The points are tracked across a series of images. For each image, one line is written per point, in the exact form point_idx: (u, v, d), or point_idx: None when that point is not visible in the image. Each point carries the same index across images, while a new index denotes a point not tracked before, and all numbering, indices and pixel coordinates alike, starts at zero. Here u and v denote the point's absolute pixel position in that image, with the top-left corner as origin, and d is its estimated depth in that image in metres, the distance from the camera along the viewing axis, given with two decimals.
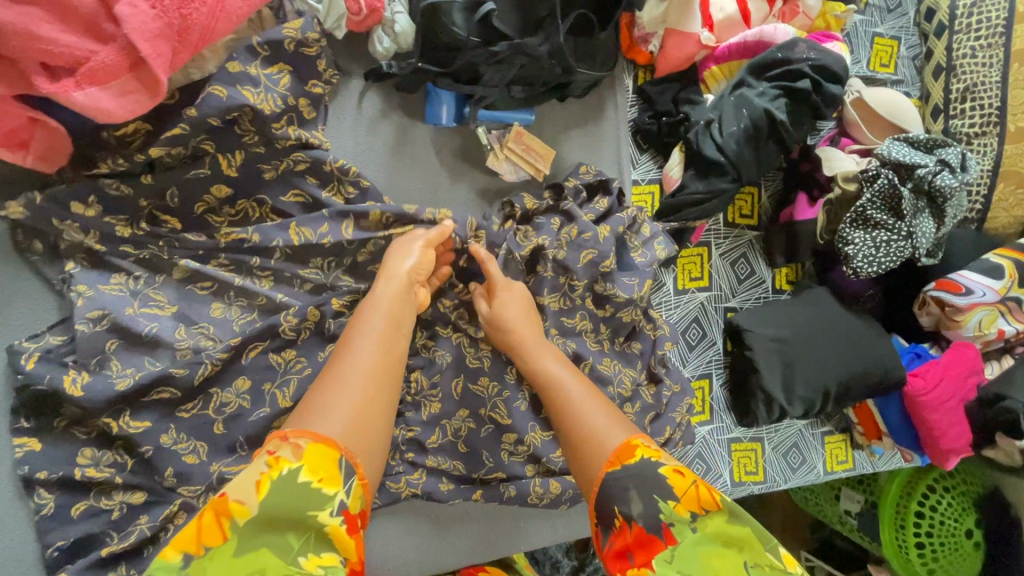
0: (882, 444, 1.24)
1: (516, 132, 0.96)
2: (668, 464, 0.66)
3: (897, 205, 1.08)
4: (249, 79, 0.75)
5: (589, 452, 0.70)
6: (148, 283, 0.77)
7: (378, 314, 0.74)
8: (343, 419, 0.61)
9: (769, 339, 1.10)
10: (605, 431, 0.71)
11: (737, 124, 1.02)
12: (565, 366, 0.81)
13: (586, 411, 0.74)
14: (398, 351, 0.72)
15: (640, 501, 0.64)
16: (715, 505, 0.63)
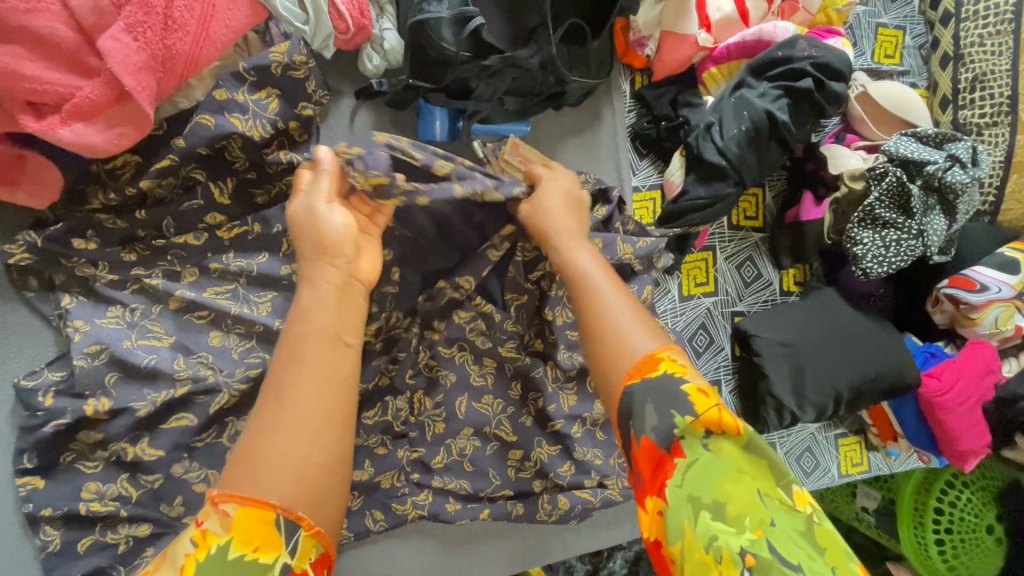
0: (898, 445, 1.22)
1: (511, 143, 0.92)
2: (692, 382, 0.59)
3: (907, 203, 1.05)
4: (237, 106, 0.74)
5: (611, 355, 0.65)
6: (144, 314, 0.76)
7: (312, 327, 0.59)
8: (278, 470, 0.51)
9: (776, 344, 1.08)
10: (631, 336, 0.65)
11: (738, 127, 1.00)
12: (600, 263, 0.73)
13: (620, 310, 0.67)
14: (345, 367, 0.58)
15: (654, 415, 0.58)
16: (735, 428, 0.57)
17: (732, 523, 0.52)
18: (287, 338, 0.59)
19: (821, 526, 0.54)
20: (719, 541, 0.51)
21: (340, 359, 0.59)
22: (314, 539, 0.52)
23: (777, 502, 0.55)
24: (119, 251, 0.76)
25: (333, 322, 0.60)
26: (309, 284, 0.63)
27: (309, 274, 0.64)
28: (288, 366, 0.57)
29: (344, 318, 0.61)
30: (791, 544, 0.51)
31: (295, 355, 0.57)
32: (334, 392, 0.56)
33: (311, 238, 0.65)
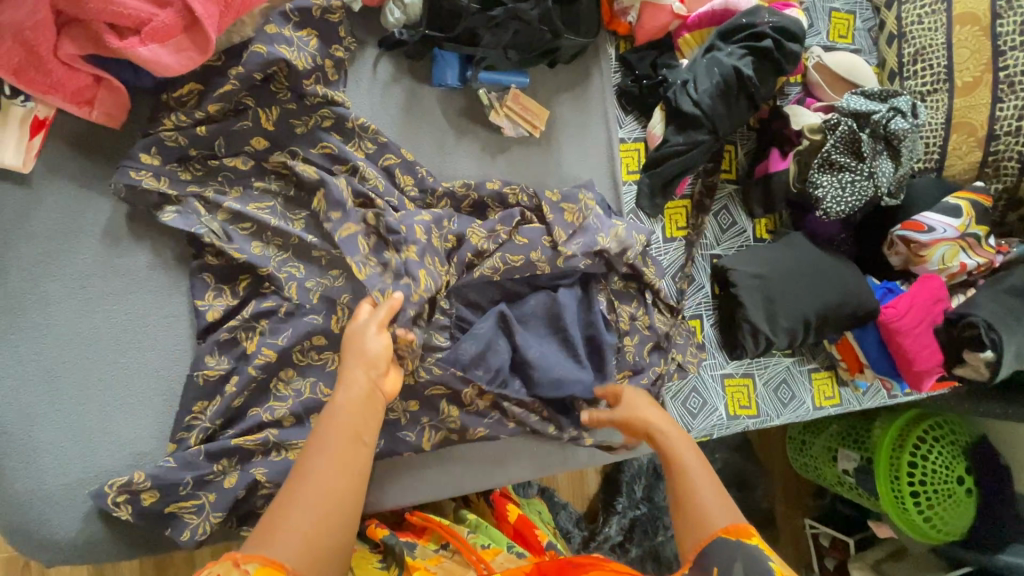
0: (865, 376, 1.34)
1: (514, 93, 1.08)
2: (778, 562, 0.66)
3: (858, 148, 1.20)
4: (284, 39, 0.87)
5: (690, 527, 0.72)
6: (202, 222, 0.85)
7: (337, 435, 0.68)
8: (297, 541, 0.59)
9: (750, 276, 1.20)
10: (713, 510, 0.72)
11: (710, 81, 1.15)
12: (694, 451, 0.80)
13: (702, 482, 0.75)
14: (356, 483, 0.66)
15: (744, 574, 0.65)
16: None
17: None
18: (317, 428, 0.69)
19: None
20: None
21: (351, 469, 0.67)
22: None
23: None
24: (177, 166, 0.86)
25: (358, 419, 0.71)
26: (329, 412, 0.71)
27: (340, 387, 0.73)
28: (308, 466, 0.65)
29: (359, 437, 0.69)
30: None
31: (320, 455, 0.66)
32: (350, 484, 0.65)
33: (350, 353, 0.77)
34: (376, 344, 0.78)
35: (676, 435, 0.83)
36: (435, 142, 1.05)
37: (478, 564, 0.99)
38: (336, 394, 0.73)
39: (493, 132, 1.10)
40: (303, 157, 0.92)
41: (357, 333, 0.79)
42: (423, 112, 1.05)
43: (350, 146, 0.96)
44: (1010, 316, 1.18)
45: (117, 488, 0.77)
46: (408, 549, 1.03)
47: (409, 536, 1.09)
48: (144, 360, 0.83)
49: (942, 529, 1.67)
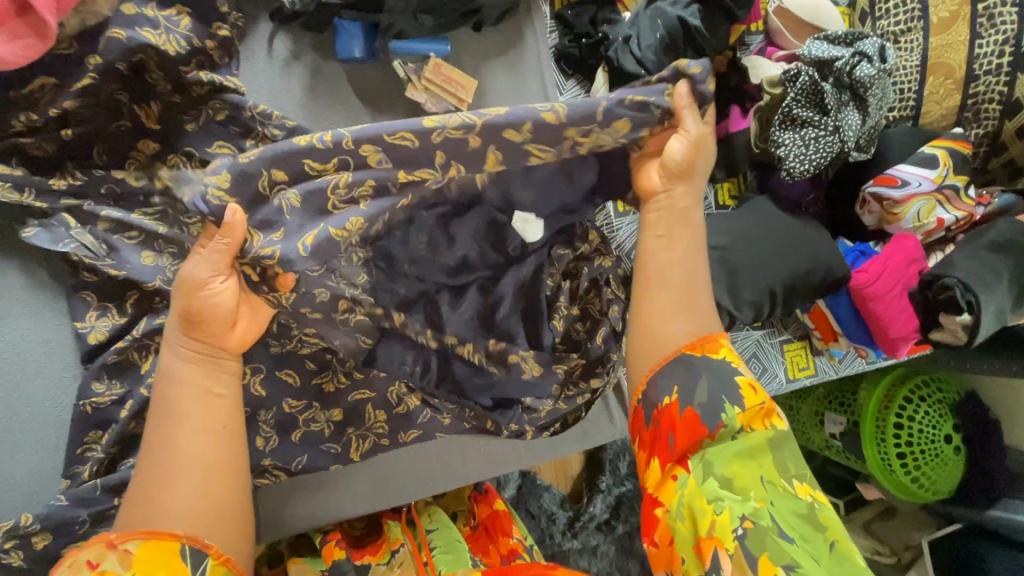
0: (840, 346, 1.26)
1: (434, 63, 0.96)
2: (744, 376, 0.72)
3: (821, 100, 1.09)
4: (147, 21, 0.76)
5: (658, 327, 0.74)
6: (75, 233, 0.77)
7: (183, 398, 0.64)
8: (186, 501, 0.60)
9: (709, 249, 1.11)
10: (666, 319, 0.74)
11: (653, 36, 1.03)
12: (683, 259, 0.75)
13: (677, 296, 0.74)
14: (234, 449, 0.66)
15: (706, 391, 0.70)
16: (763, 426, 0.70)
17: (739, 493, 0.66)
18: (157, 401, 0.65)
19: (822, 512, 0.66)
20: (724, 501, 0.65)
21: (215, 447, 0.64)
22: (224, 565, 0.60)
23: (778, 488, 0.67)
24: (49, 177, 0.78)
25: (196, 374, 0.66)
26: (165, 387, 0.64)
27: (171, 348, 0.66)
28: (166, 444, 0.62)
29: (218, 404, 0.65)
30: (792, 522, 0.64)
31: (179, 430, 0.62)
32: (209, 443, 0.63)
33: (181, 302, 0.65)
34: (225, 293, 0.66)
35: (683, 242, 0.76)
36: (348, 123, 0.95)
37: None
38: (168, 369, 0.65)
39: (413, 108, 0.99)
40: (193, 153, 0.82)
41: (199, 276, 0.65)
42: (331, 90, 0.94)
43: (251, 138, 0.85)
44: (989, 273, 1.08)
45: (2, 534, 0.71)
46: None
47: (365, 556, 1.05)
48: (30, 390, 0.77)
49: (932, 488, 1.61)
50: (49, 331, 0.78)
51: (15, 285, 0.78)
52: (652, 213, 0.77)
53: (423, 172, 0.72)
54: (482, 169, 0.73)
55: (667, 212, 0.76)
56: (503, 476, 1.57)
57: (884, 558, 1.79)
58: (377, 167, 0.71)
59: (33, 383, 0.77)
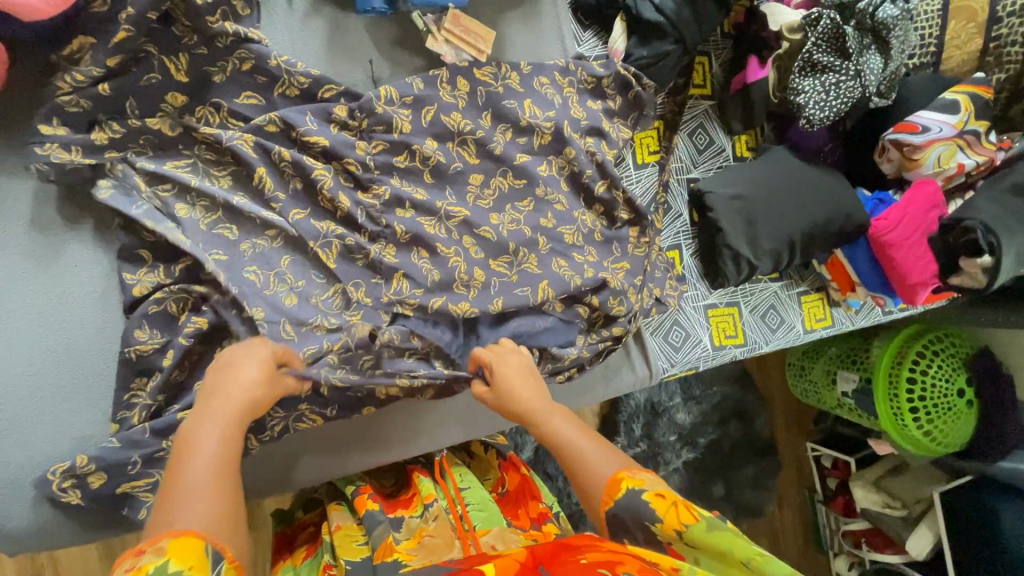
0: (858, 295, 1.27)
1: (453, 14, 0.97)
2: (650, 490, 0.70)
3: (842, 45, 1.08)
4: None
5: (592, 498, 0.75)
6: (130, 189, 0.80)
7: (208, 442, 0.67)
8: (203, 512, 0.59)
9: (729, 198, 1.12)
10: (597, 467, 0.77)
11: None
12: (574, 425, 0.84)
13: (591, 456, 0.78)
14: (235, 481, 0.65)
15: (637, 530, 0.70)
16: (693, 517, 0.66)
17: None
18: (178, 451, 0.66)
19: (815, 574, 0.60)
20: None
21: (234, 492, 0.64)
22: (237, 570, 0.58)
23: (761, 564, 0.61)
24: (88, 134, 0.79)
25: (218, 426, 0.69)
26: (187, 448, 0.66)
27: (201, 416, 0.70)
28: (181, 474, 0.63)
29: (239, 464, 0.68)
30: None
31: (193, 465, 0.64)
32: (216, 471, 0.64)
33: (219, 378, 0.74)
34: (254, 363, 0.76)
35: (569, 429, 0.83)
36: (367, 76, 0.95)
37: (465, 540, 0.93)
38: (198, 426, 0.68)
39: (432, 60, 0.99)
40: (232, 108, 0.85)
41: (230, 356, 0.76)
42: (351, 41, 0.94)
43: (280, 88, 0.87)
44: (1011, 216, 1.09)
45: (60, 473, 0.75)
46: (393, 528, 0.94)
47: (398, 511, 1.00)
48: (81, 340, 0.80)
49: (944, 441, 1.64)
50: (94, 278, 0.82)
51: (65, 243, 0.82)
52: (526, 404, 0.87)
53: (487, 231, 0.97)
54: (542, 226, 1.01)
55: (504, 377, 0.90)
56: (521, 438, 1.59)
57: (894, 511, 1.79)
58: (459, 225, 0.95)
59: (82, 331, 0.80)
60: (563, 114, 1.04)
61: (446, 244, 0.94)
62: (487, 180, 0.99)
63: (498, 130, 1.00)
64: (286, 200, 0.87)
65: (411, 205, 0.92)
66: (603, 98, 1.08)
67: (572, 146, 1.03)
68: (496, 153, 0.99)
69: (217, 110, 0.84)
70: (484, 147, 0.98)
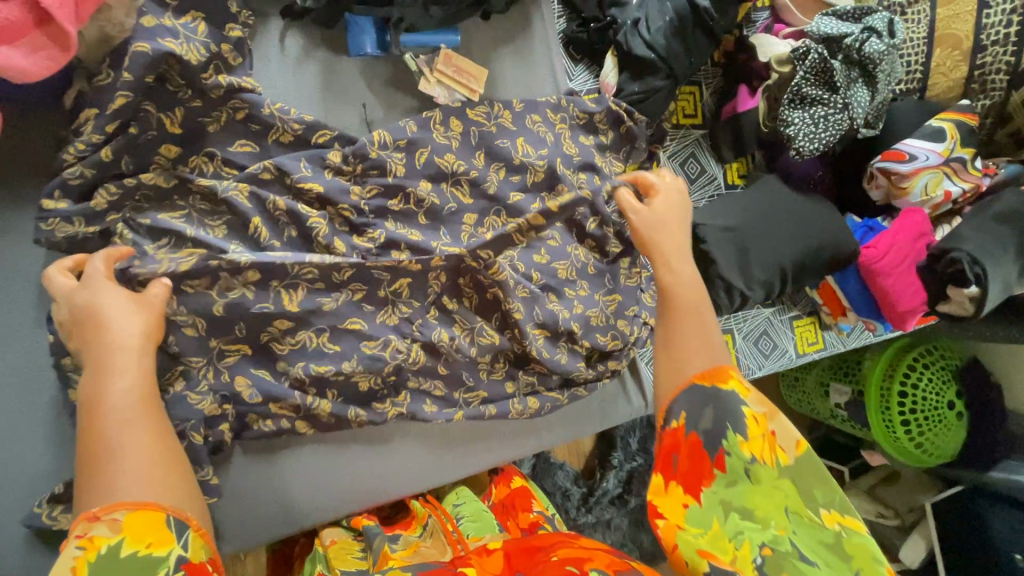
0: (848, 319, 1.29)
1: (444, 55, 0.97)
2: (750, 404, 0.69)
3: (830, 78, 1.09)
4: (167, 31, 0.75)
5: (675, 372, 0.73)
6: (136, 245, 0.79)
7: (127, 374, 0.62)
8: (149, 482, 0.56)
9: (722, 230, 1.13)
10: (697, 352, 0.74)
11: (663, 19, 1.04)
12: (694, 274, 0.82)
13: (702, 334, 0.75)
14: (167, 440, 0.61)
15: (712, 419, 0.68)
16: (771, 459, 0.66)
17: (758, 522, 0.65)
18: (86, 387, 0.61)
19: (852, 541, 0.61)
20: (744, 535, 0.64)
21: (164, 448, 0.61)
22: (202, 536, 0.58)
23: (802, 518, 0.64)
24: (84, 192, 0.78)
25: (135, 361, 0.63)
26: (98, 404, 0.60)
27: (105, 366, 0.62)
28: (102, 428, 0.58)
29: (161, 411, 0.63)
30: (815, 549, 0.62)
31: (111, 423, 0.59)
32: (133, 434, 0.59)
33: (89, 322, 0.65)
34: (135, 319, 0.66)
35: (682, 289, 0.79)
36: (361, 118, 0.95)
37: (456, 544, 0.93)
38: (106, 380, 0.61)
39: (425, 100, 0.99)
40: (229, 158, 0.85)
41: (93, 300, 0.66)
42: (344, 84, 0.94)
43: (273, 135, 0.88)
44: (996, 245, 1.11)
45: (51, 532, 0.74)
46: (390, 540, 0.96)
47: (395, 530, 1.02)
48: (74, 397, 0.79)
49: (935, 453, 1.66)
50: None
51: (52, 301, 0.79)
52: (658, 251, 0.83)
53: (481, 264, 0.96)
54: (535, 261, 1.02)
55: (656, 223, 0.86)
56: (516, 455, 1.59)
57: (889, 521, 1.81)
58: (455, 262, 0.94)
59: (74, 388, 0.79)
60: (554, 149, 1.04)
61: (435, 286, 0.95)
62: (481, 218, 0.99)
63: (491, 169, 1.00)
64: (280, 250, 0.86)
65: (406, 250, 0.93)
66: (595, 132, 1.09)
67: (565, 183, 1.03)
68: (489, 193, 1.00)
69: (211, 159, 0.84)
70: (478, 187, 0.99)
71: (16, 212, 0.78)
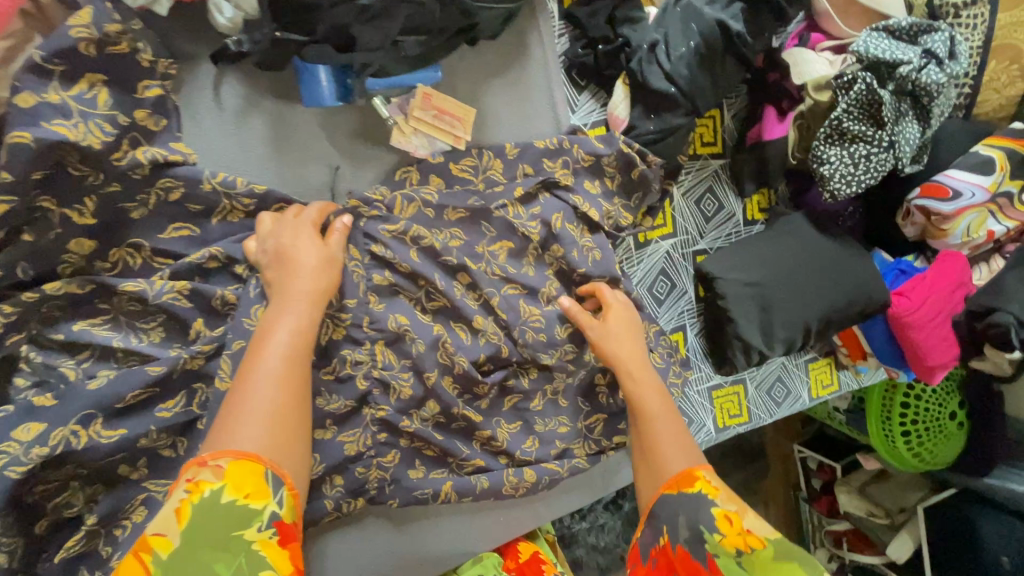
0: (868, 362, 1.20)
1: (422, 94, 0.79)
2: (721, 506, 0.64)
3: (877, 112, 0.94)
4: (54, 109, 0.58)
5: (650, 483, 0.74)
6: (52, 364, 0.65)
7: (289, 322, 0.64)
8: (261, 431, 0.57)
9: (742, 284, 1.00)
10: (668, 456, 0.75)
11: (687, 44, 0.86)
12: (661, 400, 0.81)
13: (671, 440, 0.76)
14: (303, 392, 0.62)
15: (687, 527, 0.65)
16: (760, 541, 0.58)
17: None
18: (257, 339, 0.63)
19: None
20: None
21: (303, 404, 0.62)
22: (294, 497, 0.58)
23: None
24: None
25: (312, 281, 0.68)
26: (262, 343, 0.62)
27: (280, 303, 0.66)
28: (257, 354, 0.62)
29: (306, 359, 0.64)
30: None
31: (268, 351, 0.62)
32: (295, 359, 0.63)
33: (281, 236, 0.70)
34: (311, 249, 0.69)
35: (651, 398, 0.80)
36: (324, 180, 0.79)
37: None
38: (277, 314, 0.65)
39: (401, 154, 0.83)
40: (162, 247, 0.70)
41: (283, 239, 0.69)
42: (300, 141, 0.77)
43: (218, 216, 0.72)
44: None
45: None
46: None
47: None
48: None
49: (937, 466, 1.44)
50: None
51: None
52: (621, 368, 0.83)
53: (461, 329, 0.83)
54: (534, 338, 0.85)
55: (600, 333, 0.84)
56: None
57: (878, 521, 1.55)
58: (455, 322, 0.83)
59: None
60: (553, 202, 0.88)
61: (402, 377, 0.80)
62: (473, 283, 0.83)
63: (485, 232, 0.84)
64: (237, 324, 0.70)
65: (379, 344, 0.78)
66: (602, 177, 0.92)
67: (563, 240, 0.88)
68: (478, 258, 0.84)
69: (139, 250, 0.69)
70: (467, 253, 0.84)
71: None
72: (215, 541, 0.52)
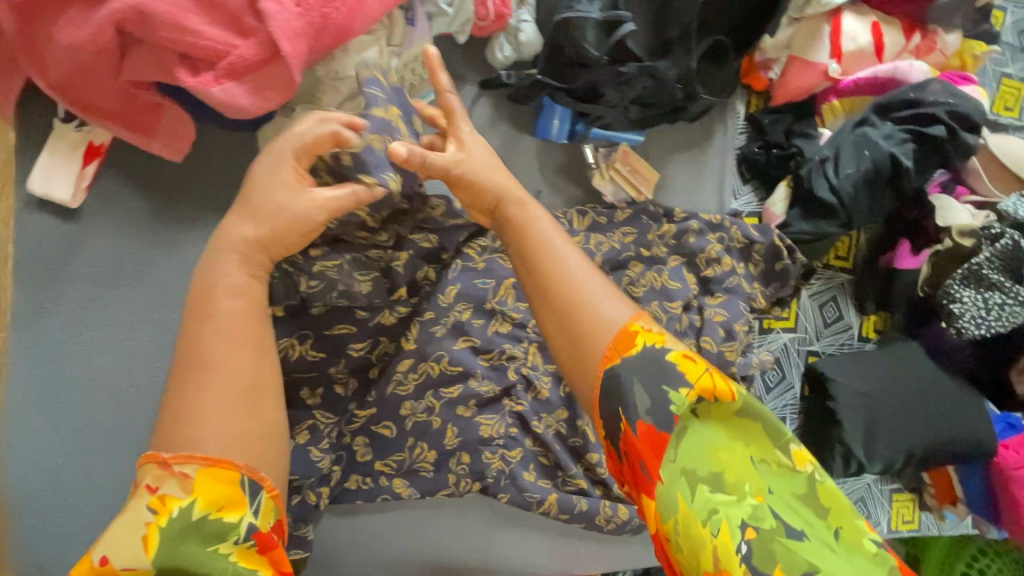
0: (955, 510, 1.19)
1: (624, 152, 0.91)
2: (675, 350, 0.57)
3: (1017, 268, 1.02)
4: (385, 128, 0.72)
5: (591, 340, 0.58)
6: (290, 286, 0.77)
7: (222, 301, 0.60)
8: (217, 431, 0.54)
9: (853, 392, 1.05)
10: (605, 308, 0.60)
11: (856, 166, 0.97)
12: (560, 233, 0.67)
13: (592, 288, 0.61)
14: (255, 374, 0.59)
15: (646, 393, 0.54)
16: (727, 392, 0.56)
17: (731, 492, 0.52)
18: (189, 332, 0.59)
19: (824, 483, 0.53)
20: (718, 512, 0.51)
21: (258, 369, 0.60)
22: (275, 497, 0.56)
23: (768, 466, 0.54)
24: None
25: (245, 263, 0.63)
26: (206, 318, 0.59)
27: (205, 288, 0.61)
28: (197, 353, 0.57)
29: (256, 326, 0.61)
30: (796, 515, 0.51)
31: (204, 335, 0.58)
32: (228, 337, 0.59)
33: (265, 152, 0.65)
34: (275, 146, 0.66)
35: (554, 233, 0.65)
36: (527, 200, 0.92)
37: None
38: (211, 286, 0.61)
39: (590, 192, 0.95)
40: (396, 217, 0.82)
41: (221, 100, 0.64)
42: (518, 164, 0.91)
43: (440, 203, 0.84)
44: None
45: None
46: None
47: None
48: None
49: None
50: None
51: None
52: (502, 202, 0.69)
53: None
54: None
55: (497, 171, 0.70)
56: None
57: None
58: None
59: None
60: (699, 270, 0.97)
61: (543, 379, 0.89)
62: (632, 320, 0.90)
63: (644, 277, 0.93)
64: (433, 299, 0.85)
65: (535, 346, 0.89)
66: (747, 260, 1.01)
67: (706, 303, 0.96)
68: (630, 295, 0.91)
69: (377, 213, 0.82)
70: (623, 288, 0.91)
71: (187, 235, 0.78)
72: (191, 556, 0.50)
